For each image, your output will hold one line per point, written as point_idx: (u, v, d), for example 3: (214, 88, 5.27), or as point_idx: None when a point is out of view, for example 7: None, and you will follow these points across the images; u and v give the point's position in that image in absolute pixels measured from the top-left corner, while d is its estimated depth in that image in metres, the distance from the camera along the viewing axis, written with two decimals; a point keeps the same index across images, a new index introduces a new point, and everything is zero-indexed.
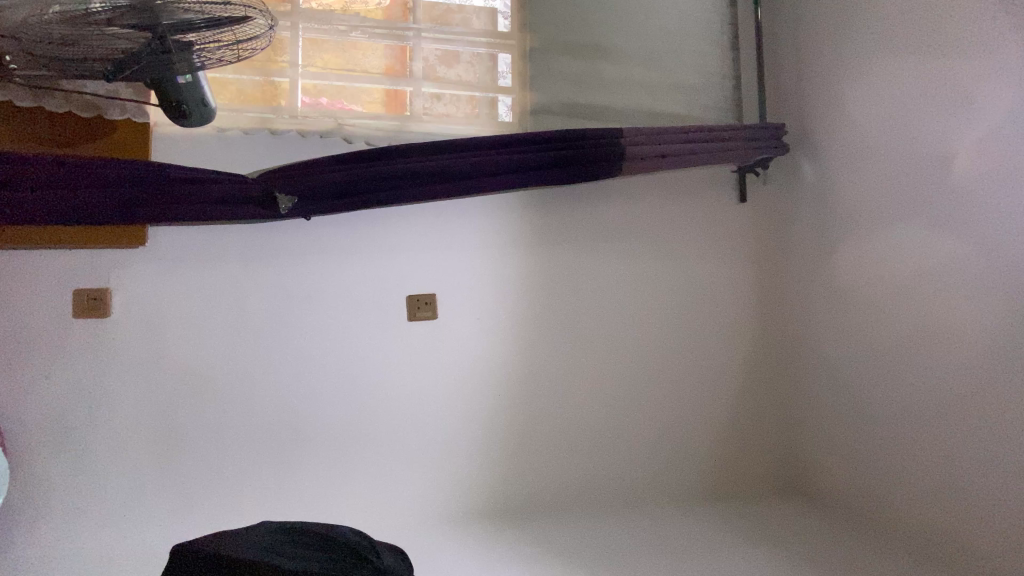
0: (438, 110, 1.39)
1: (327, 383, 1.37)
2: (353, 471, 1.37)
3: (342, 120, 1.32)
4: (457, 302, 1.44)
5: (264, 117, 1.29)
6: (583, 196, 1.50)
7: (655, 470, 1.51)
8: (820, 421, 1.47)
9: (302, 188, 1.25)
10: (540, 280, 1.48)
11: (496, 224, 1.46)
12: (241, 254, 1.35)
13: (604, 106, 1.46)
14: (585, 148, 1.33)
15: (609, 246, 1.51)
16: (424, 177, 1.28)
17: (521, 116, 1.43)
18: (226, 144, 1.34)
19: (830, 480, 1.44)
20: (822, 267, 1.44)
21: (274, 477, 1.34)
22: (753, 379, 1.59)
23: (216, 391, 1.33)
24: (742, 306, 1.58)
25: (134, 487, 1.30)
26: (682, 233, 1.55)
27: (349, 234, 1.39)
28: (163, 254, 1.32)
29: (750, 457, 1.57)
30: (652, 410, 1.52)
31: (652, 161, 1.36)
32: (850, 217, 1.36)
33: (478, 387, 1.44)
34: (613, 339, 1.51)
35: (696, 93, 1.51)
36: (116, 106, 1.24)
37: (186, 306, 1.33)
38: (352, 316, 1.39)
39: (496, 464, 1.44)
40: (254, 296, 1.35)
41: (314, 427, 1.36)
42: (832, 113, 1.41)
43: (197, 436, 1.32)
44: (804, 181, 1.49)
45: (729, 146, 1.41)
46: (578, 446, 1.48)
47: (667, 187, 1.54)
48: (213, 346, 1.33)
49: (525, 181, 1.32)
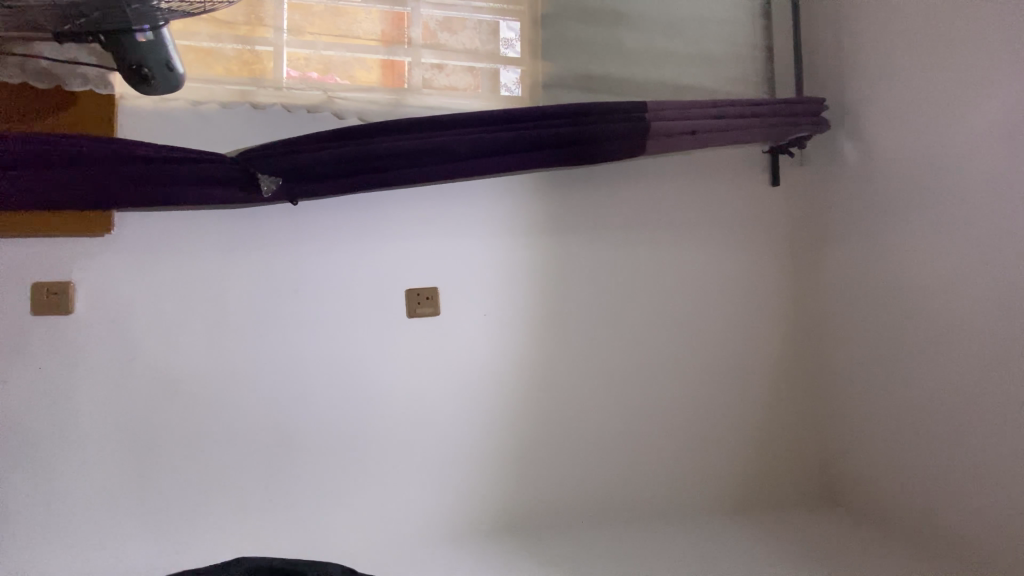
0: (440, 82, 1.24)
1: (319, 388, 1.24)
2: (347, 484, 1.25)
3: (332, 93, 1.19)
4: (461, 298, 1.30)
5: (245, 89, 1.15)
6: (601, 179, 1.36)
7: (675, 481, 1.39)
8: (859, 427, 1.33)
9: (287, 168, 1.11)
10: (552, 273, 1.34)
11: (505, 211, 1.33)
12: (221, 243, 1.21)
13: (623, 79, 1.32)
14: (600, 123, 1.19)
15: (629, 234, 1.38)
16: (423, 155, 1.14)
17: (531, 90, 1.29)
18: (203, 120, 1.20)
19: (868, 491, 1.31)
20: (862, 257, 1.31)
21: (260, 491, 1.21)
22: (784, 380, 1.46)
23: (195, 395, 1.20)
24: (773, 300, 1.45)
25: (100, 503, 1.17)
26: (707, 222, 1.41)
27: (343, 222, 1.26)
28: (132, 243, 1.18)
29: (780, 465, 1.45)
30: (675, 415, 1.39)
31: (677, 139, 1.22)
32: (895, 201, 1.22)
33: (484, 391, 1.31)
34: (632, 336, 1.38)
35: (723, 65, 1.37)
36: (78, 77, 1.08)
37: (160, 302, 1.19)
38: (345, 313, 1.25)
39: (503, 475, 1.31)
40: (235, 290, 1.21)
41: (305, 437, 1.23)
42: (878, 85, 1.26)
43: (173, 445, 1.19)
44: (845, 162, 1.35)
45: (762, 122, 1.26)
46: (593, 454, 1.35)
47: (692, 170, 1.41)
48: (191, 346, 1.20)
49: (535, 161, 1.18)
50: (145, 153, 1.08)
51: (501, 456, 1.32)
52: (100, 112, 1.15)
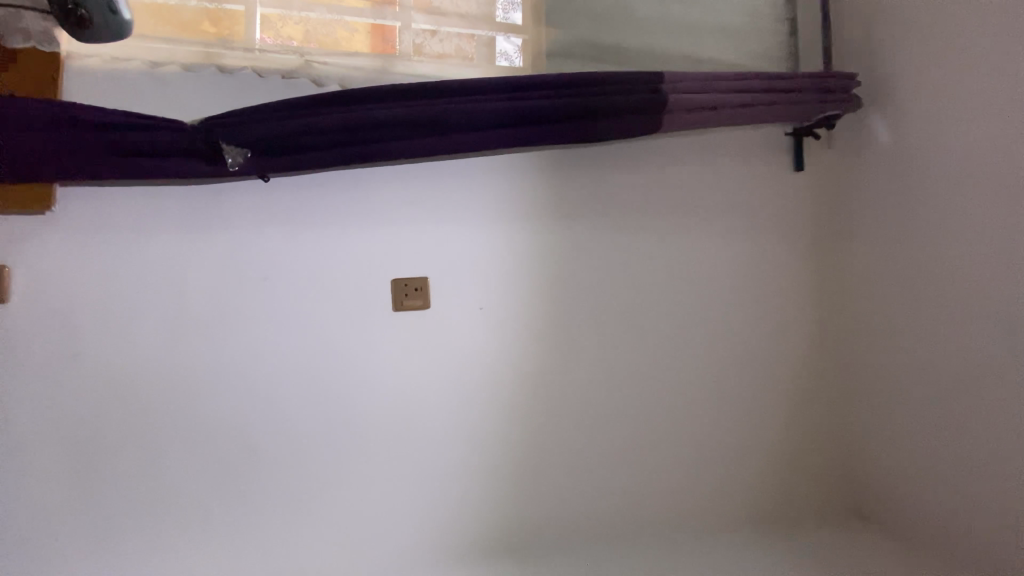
0: (432, 49, 1.11)
1: (293, 391, 1.10)
2: (321, 501, 1.11)
3: (310, 57, 1.05)
4: (454, 291, 1.17)
5: (210, 51, 1.02)
6: (608, 160, 1.24)
7: (686, 494, 1.26)
8: (887, 438, 1.21)
9: (255, 138, 0.97)
10: (554, 263, 1.22)
11: (503, 194, 1.20)
12: (182, 224, 1.07)
13: (634, 51, 1.20)
14: (609, 95, 1.07)
15: (638, 221, 1.25)
16: (411, 126, 1.01)
17: (534, 59, 1.16)
18: (164, 86, 1.06)
19: (897, 506, 1.19)
20: (891, 251, 1.19)
21: (222, 508, 1.07)
22: (807, 385, 1.34)
23: (150, 398, 1.06)
24: (794, 295, 1.33)
25: (35, 522, 1.02)
26: (722, 209, 1.29)
27: (321, 202, 1.12)
28: (77, 223, 1.03)
29: (802, 477, 1.32)
30: (687, 423, 1.27)
31: (695, 114, 1.10)
32: (929, 187, 1.10)
33: (478, 393, 1.18)
34: (639, 334, 1.25)
35: (743, 38, 1.25)
36: (18, 31, 0.95)
37: (110, 293, 1.05)
38: (322, 306, 1.12)
39: (498, 488, 1.18)
40: (197, 279, 1.07)
41: (274, 446, 1.10)
42: (911, 60, 1.15)
43: (123, 454, 1.05)
44: (876, 145, 1.23)
45: (788, 98, 1.14)
46: (596, 464, 1.23)
47: (708, 152, 1.29)
48: (146, 342, 1.06)
49: (536, 136, 1.05)
50: (93, 119, 0.94)
51: (496, 466, 1.18)
52: (40, 72, 1.00)
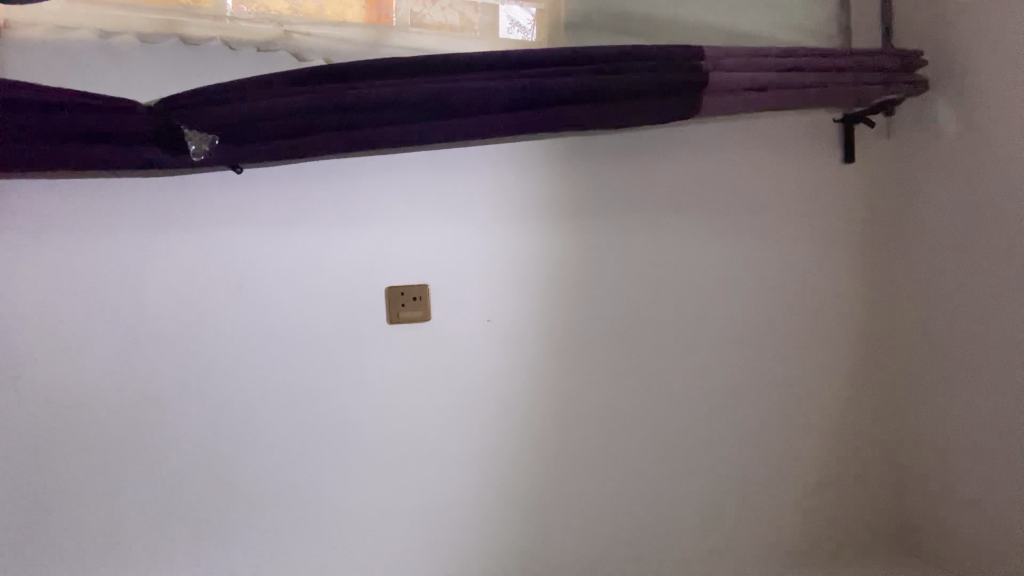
0: (433, 19, 0.96)
1: (271, 417, 0.97)
2: (308, 540, 0.98)
3: (290, 27, 0.90)
4: (457, 300, 1.03)
5: (171, 18, 0.88)
6: (633, 150, 1.09)
7: (714, 525, 1.14)
8: (944, 468, 1.09)
9: (224, 122, 0.82)
10: (569, 269, 1.08)
11: (513, 189, 1.05)
12: (141, 224, 0.92)
13: (663, 23, 1.05)
14: (639, 73, 0.92)
15: (666, 219, 1.11)
16: (410, 108, 0.86)
17: (551, 32, 1.02)
18: (118, 60, 0.90)
19: (954, 541, 1.07)
20: (956, 256, 1.06)
21: (196, 551, 0.95)
22: (850, 403, 1.20)
23: (104, 425, 0.92)
24: (837, 302, 1.19)
25: None
26: (760, 205, 1.15)
27: (306, 198, 0.97)
28: (12, 223, 0.88)
29: (843, 505, 1.20)
30: (717, 447, 1.14)
31: (738, 97, 0.95)
32: (1005, 185, 0.97)
33: (484, 416, 1.05)
34: (664, 347, 1.12)
35: (787, 11, 1.10)
36: None
37: (57, 307, 0.90)
38: (307, 318, 0.98)
39: (505, 523, 1.05)
40: (159, 288, 0.93)
41: (251, 478, 0.96)
42: (985, 37, 1.00)
43: (73, 491, 0.91)
44: (939, 134, 1.08)
45: (843, 79, 0.99)
46: (615, 494, 1.10)
47: (745, 141, 1.14)
48: (98, 360, 0.91)
49: (555, 120, 0.91)
50: (20, 97, 0.77)
51: (504, 498, 1.05)
52: None
